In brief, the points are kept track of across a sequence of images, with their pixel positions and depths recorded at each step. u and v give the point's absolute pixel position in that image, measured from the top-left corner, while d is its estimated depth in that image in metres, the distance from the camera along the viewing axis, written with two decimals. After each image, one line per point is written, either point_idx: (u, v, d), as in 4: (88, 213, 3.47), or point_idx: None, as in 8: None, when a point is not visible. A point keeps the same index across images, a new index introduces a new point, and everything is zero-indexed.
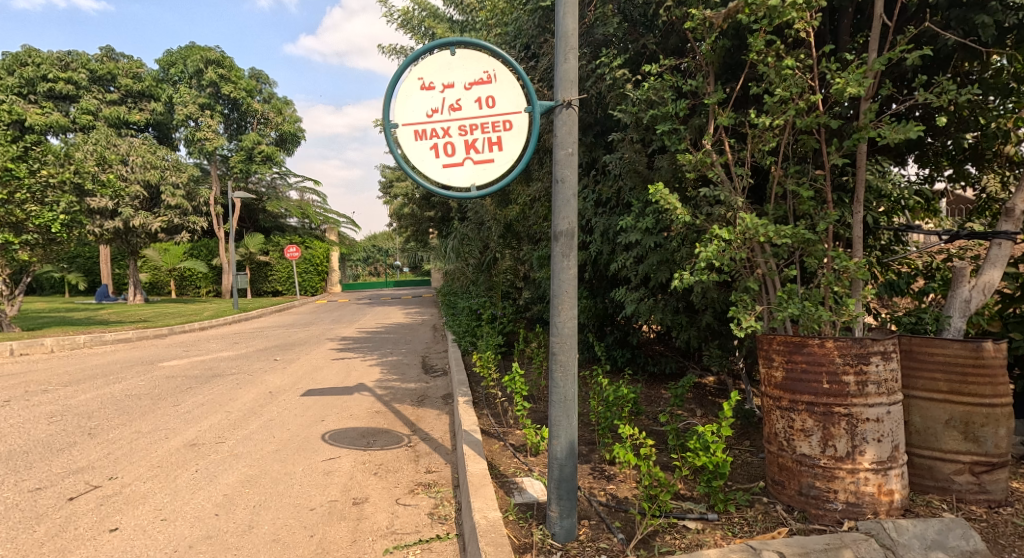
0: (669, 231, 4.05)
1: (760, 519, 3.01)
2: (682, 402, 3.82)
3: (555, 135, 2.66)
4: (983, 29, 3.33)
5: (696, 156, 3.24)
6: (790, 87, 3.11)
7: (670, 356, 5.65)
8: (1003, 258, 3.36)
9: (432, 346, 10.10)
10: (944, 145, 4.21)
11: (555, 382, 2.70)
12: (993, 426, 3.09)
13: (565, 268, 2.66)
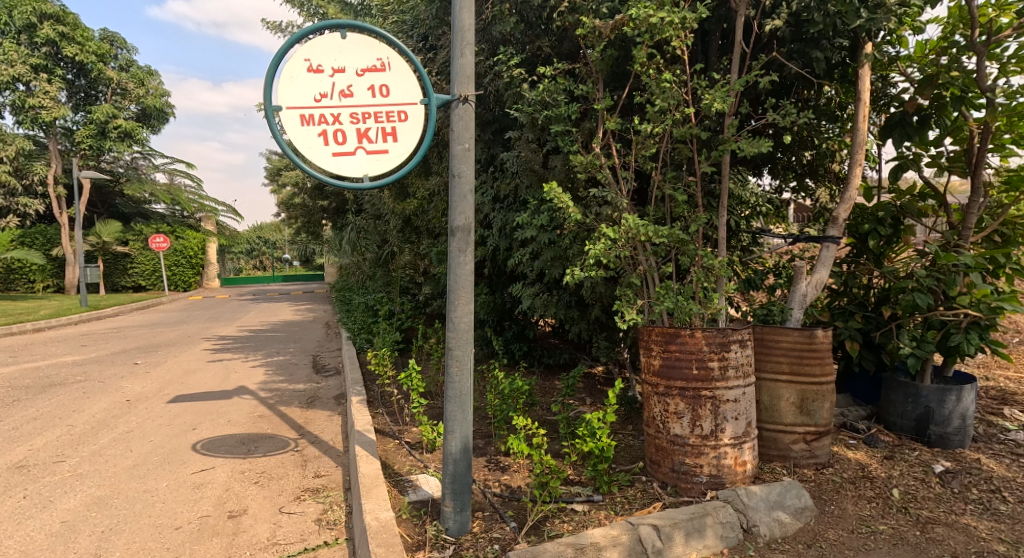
0: (562, 229, 4.38)
1: (638, 497, 3.39)
2: (573, 391, 3.97)
3: (453, 130, 2.85)
4: (816, 63, 3.73)
5: (587, 158, 3.53)
6: (668, 99, 3.35)
7: (565, 348, 6.01)
8: (830, 258, 4.01)
9: (324, 344, 9.93)
10: (790, 160, 4.74)
11: (451, 377, 2.91)
12: (821, 400, 3.69)
13: (461, 262, 2.86)
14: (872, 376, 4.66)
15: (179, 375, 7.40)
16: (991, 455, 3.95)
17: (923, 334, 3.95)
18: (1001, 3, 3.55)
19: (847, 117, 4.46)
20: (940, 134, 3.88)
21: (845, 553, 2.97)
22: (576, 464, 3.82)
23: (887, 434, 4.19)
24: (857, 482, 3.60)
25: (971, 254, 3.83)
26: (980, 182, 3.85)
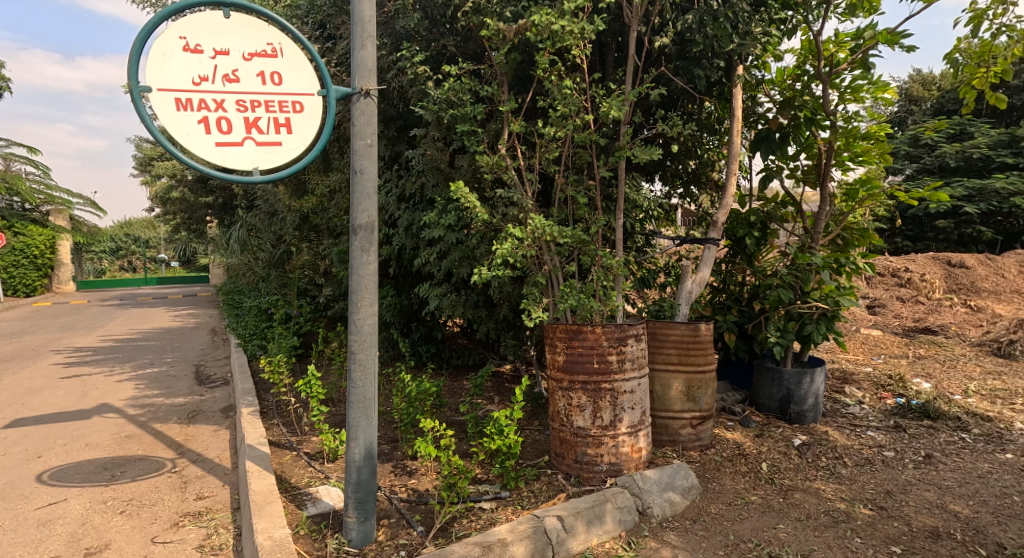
0: (469, 229, 4.51)
1: (543, 490, 3.57)
2: (481, 391, 4.11)
3: (353, 123, 2.90)
4: (699, 81, 4.07)
5: (493, 159, 3.61)
6: (569, 105, 3.38)
7: (473, 348, 6.15)
8: (711, 258, 4.43)
9: (208, 353, 9.42)
10: (678, 168, 5.05)
11: (354, 382, 2.95)
12: (705, 387, 4.09)
13: (364, 262, 2.93)
14: (744, 363, 5.19)
15: (21, 396, 6.73)
16: (838, 427, 4.55)
17: (787, 325, 4.49)
18: (840, 40, 4.11)
19: (722, 131, 4.84)
20: (799, 149, 4.45)
21: (724, 524, 3.33)
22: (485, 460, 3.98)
23: (757, 415, 4.69)
24: (734, 459, 4.01)
25: (820, 255, 4.37)
26: (827, 193, 4.38)
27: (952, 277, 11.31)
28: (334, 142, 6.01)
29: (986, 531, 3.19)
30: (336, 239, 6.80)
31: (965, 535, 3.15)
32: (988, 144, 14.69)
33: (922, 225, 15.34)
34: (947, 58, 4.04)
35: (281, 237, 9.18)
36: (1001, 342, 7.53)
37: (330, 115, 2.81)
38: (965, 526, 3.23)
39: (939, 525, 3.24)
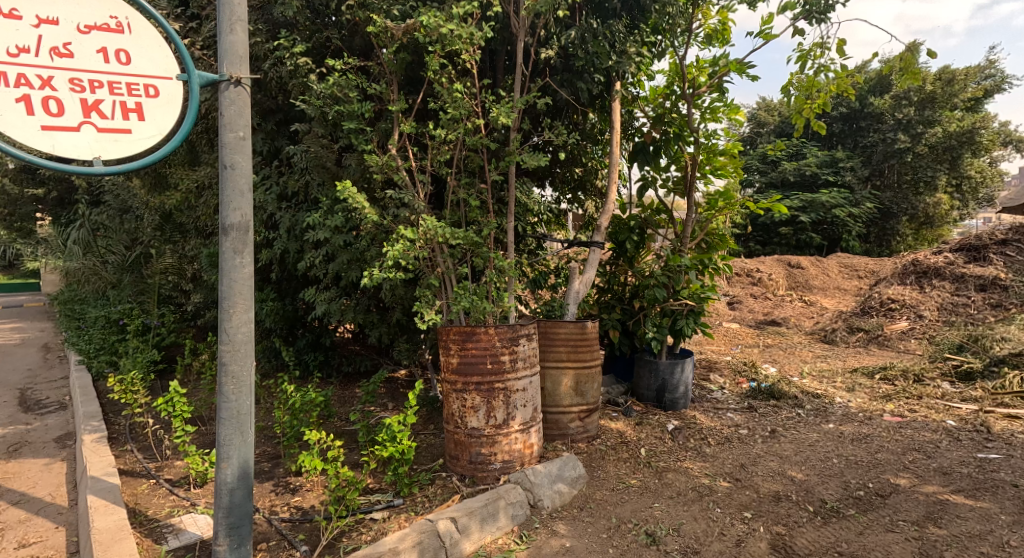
0: (357, 231, 4.45)
1: (438, 493, 3.63)
2: (373, 398, 4.17)
3: (223, 113, 2.42)
4: (583, 94, 4.32)
5: (382, 159, 3.58)
6: (459, 108, 3.40)
7: (365, 354, 6.04)
8: (596, 260, 4.71)
9: (39, 374, 8.32)
10: (565, 174, 5.30)
11: (225, 396, 2.48)
12: (592, 381, 4.36)
13: (237, 265, 2.45)
14: (626, 357, 5.58)
15: None
16: (703, 411, 5.03)
17: (661, 320, 4.88)
18: (701, 65, 4.56)
19: (603, 143, 5.19)
20: (669, 161, 4.88)
21: (608, 508, 3.58)
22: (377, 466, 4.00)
23: (636, 404, 5.05)
24: (617, 447, 4.31)
25: (687, 256, 4.82)
26: (693, 202, 4.84)
27: (791, 276, 12.80)
28: (202, 132, 5.52)
29: (815, 491, 3.73)
30: (204, 240, 6.27)
31: (801, 497, 3.67)
32: (817, 164, 17.01)
33: (771, 232, 17.26)
34: (785, 89, 4.65)
35: (138, 239, 8.41)
36: (828, 332, 8.69)
37: (194, 104, 2.21)
38: (800, 489, 3.75)
39: (781, 490, 3.73)
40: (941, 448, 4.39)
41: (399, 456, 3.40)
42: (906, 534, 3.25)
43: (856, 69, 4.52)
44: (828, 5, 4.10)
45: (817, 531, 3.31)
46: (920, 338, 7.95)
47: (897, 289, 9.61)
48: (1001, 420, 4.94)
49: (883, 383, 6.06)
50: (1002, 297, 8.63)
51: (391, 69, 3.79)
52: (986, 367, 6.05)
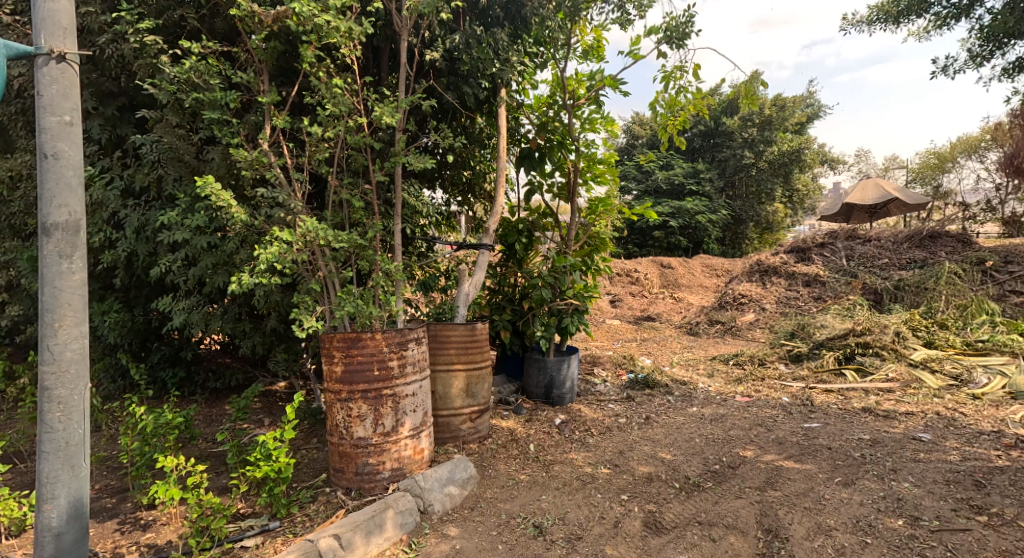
0: (223, 232, 4.11)
1: (321, 510, 3.45)
2: (245, 415, 3.69)
3: (41, 92, 2.40)
4: (468, 98, 4.35)
5: (251, 154, 3.35)
6: (339, 105, 3.29)
7: (236, 368, 5.52)
8: (485, 262, 4.75)
9: None
10: (454, 174, 5.26)
11: (53, 423, 2.47)
12: (482, 382, 4.40)
13: (67, 269, 2.46)
14: (516, 355, 5.66)
15: None
16: (587, 404, 5.24)
17: (549, 320, 5.04)
18: (579, 78, 4.73)
19: (491, 148, 5.25)
20: (553, 168, 5.04)
21: (498, 505, 3.62)
22: (250, 490, 3.70)
23: (526, 402, 5.15)
24: (508, 445, 4.36)
25: (571, 258, 5.00)
26: (575, 208, 5.01)
27: (663, 275, 13.65)
28: (16, 113, 4.71)
29: (680, 468, 4.04)
30: (24, 242, 5.38)
31: (668, 475, 3.95)
32: (682, 174, 18.29)
33: (645, 234, 18.04)
34: (652, 107, 4.99)
35: None
36: (693, 325, 9.39)
37: None
38: (669, 468, 4.04)
39: (653, 471, 3.99)
40: (778, 422, 4.92)
41: (275, 475, 3.18)
42: (752, 499, 3.63)
43: (709, 92, 5.06)
44: (688, 32, 4.45)
45: (683, 505, 3.59)
46: (763, 328, 8.88)
47: (746, 286, 10.59)
48: (821, 394, 5.65)
49: (735, 368, 6.71)
50: (821, 291, 9.94)
51: (262, 58, 3.53)
52: (811, 349, 6.90)
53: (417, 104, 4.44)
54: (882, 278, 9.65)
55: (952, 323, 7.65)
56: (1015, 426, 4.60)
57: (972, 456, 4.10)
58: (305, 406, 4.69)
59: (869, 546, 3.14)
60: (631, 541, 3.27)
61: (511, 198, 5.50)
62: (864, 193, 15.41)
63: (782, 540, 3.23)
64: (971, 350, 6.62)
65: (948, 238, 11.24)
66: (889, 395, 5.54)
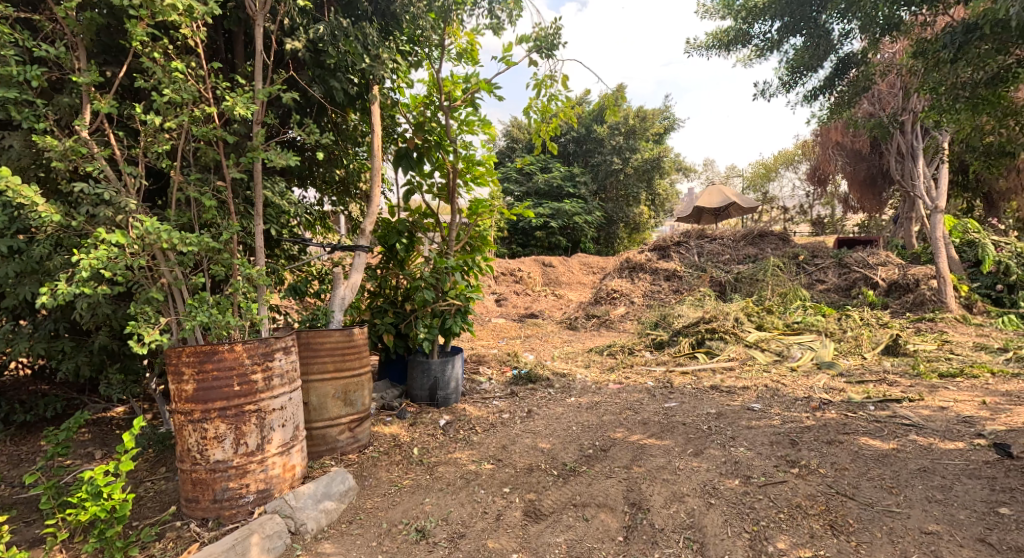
0: (31, 234, 3.49)
1: (170, 547, 3.08)
2: (66, 450, 3.20)
3: None
4: (337, 93, 4.10)
5: (65, 144, 2.90)
6: (180, 91, 2.96)
7: (55, 394, 4.44)
8: (362, 264, 4.46)
9: None
10: (327, 173, 4.86)
11: None
12: (360, 390, 4.15)
13: None
14: (401, 359, 5.44)
15: None
16: (472, 402, 5.18)
17: (432, 321, 4.88)
18: (455, 80, 4.67)
19: (366, 145, 4.99)
20: (432, 167, 4.91)
21: (378, 515, 3.43)
22: (72, 536, 3.15)
23: (410, 405, 4.98)
24: (390, 452, 4.16)
25: (453, 259, 4.90)
26: (455, 208, 4.89)
27: (546, 274, 13.96)
28: None
29: (557, 456, 4.08)
30: None
31: (547, 464, 3.98)
32: (561, 176, 18.69)
33: (528, 234, 18.35)
34: (526, 112, 5.03)
35: None
36: (572, 320, 9.64)
37: None
38: (547, 457, 4.07)
39: (533, 462, 4.00)
40: (643, 404, 5.16)
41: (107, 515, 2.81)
42: (620, 477, 3.75)
43: (577, 101, 5.22)
44: (556, 43, 4.53)
45: (560, 490, 3.63)
46: (633, 319, 9.35)
47: (617, 281, 11.02)
48: (680, 376, 6.03)
49: (608, 357, 6.98)
50: (679, 284, 10.68)
51: (75, 30, 3.05)
52: (671, 336, 7.36)
53: (277, 96, 4.11)
54: (725, 272, 10.64)
55: (778, 308, 8.64)
56: (821, 392, 5.28)
57: (788, 419, 4.61)
58: (149, 431, 4.11)
59: (713, 507, 3.39)
60: (511, 532, 3.27)
61: (391, 200, 5.29)
62: (713, 196, 16.70)
63: (644, 511, 3.39)
64: (789, 330, 7.52)
65: (773, 237, 12.35)
66: (730, 373, 6.07)
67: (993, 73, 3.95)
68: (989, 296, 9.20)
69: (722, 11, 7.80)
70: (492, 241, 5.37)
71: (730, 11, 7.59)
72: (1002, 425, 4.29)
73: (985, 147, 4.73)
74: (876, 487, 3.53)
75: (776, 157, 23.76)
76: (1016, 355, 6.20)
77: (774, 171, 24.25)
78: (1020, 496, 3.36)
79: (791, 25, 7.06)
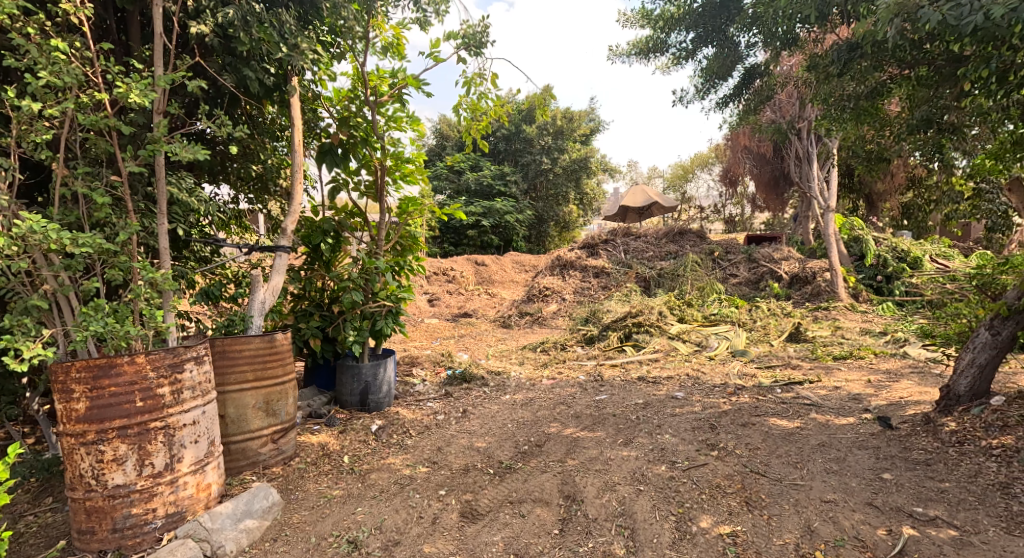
0: None
1: None
2: None
3: None
4: (251, 83, 3.80)
5: None
6: (62, 74, 2.65)
7: None
8: (283, 265, 4.17)
9: None
10: (241, 167, 4.43)
11: None
12: (284, 399, 3.85)
13: None
14: (329, 364, 5.16)
15: None
16: (406, 405, 4.99)
17: (361, 323, 4.67)
18: (381, 75, 4.46)
19: (286, 140, 4.69)
20: (358, 165, 4.68)
21: (305, 529, 3.21)
22: None
23: (340, 412, 4.72)
24: (319, 462, 3.92)
25: (383, 259, 4.69)
26: (384, 207, 4.70)
27: (479, 274, 13.81)
28: None
29: (493, 454, 3.99)
30: None
31: (484, 463, 3.87)
32: (491, 176, 18.62)
33: (460, 233, 18.10)
34: (455, 110, 4.89)
35: None
36: (505, 318, 9.57)
37: None
38: (483, 456, 3.97)
39: (469, 462, 3.88)
40: (575, 398, 5.14)
41: None
42: (555, 471, 3.70)
43: (507, 100, 5.13)
44: (484, 42, 4.42)
45: (496, 489, 3.54)
46: (564, 316, 9.40)
47: (549, 278, 11.01)
48: (609, 369, 6.08)
49: (542, 354, 6.95)
50: (608, 281, 10.81)
51: None
52: (600, 331, 7.41)
53: (182, 85, 3.78)
54: (650, 268, 10.89)
55: (696, 301, 8.94)
56: (735, 378, 5.48)
57: (708, 405, 4.73)
58: (32, 458, 3.67)
59: (642, 493, 3.38)
60: (448, 534, 3.14)
61: (314, 198, 5.02)
62: (636, 197, 17.12)
63: (579, 503, 3.34)
64: (707, 321, 7.79)
65: (693, 234, 12.80)
66: (655, 364, 6.19)
67: (872, 87, 4.22)
68: (874, 287, 9.94)
69: (642, 19, 7.90)
70: (424, 240, 5.19)
71: (650, 20, 7.69)
72: (885, 400, 4.63)
73: (862, 156, 5.06)
74: (784, 464, 3.66)
75: (692, 159, 24.79)
76: (896, 337, 6.70)
77: (691, 172, 25.26)
78: (900, 462, 3.58)
79: (703, 36, 7.19)
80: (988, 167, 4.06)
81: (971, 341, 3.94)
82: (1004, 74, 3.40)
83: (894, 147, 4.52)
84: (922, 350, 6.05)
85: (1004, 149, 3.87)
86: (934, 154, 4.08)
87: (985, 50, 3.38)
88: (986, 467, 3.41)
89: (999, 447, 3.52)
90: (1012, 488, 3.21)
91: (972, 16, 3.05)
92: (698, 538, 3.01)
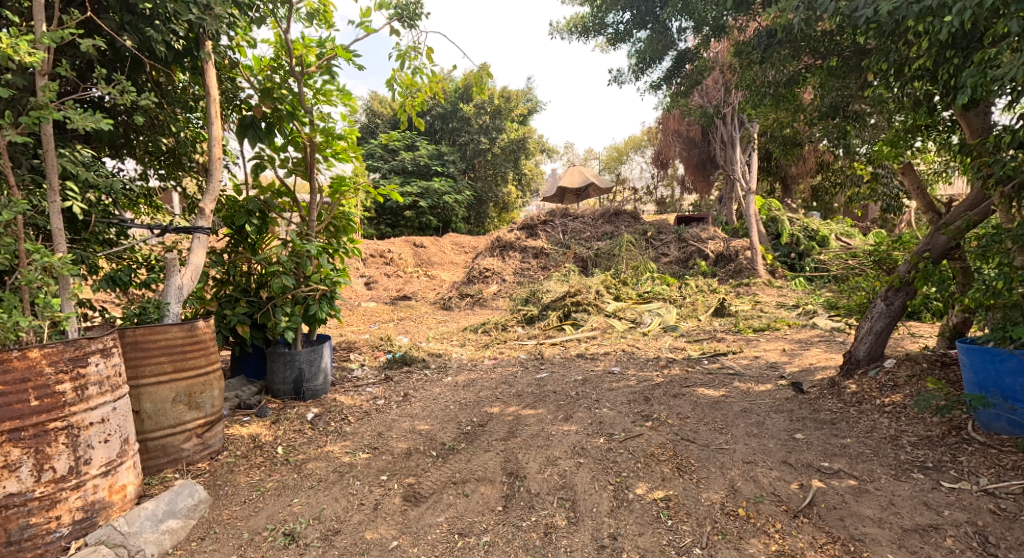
0: None
1: None
2: None
3: None
4: (155, 45, 3.46)
5: None
6: None
7: None
8: (202, 247, 3.82)
9: None
10: (145, 142, 4.07)
11: None
12: (209, 391, 3.55)
13: None
14: (258, 353, 4.85)
15: None
16: (343, 392, 4.75)
17: (293, 309, 4.37)
18: (307, 44, 4.15)
19: (200, 111, 4.32)
20: (284, 141, 4.33)
21: (237, 525, 3.00)
22: None
23: (271, 402, 4.42)
24: (249, 455, 3.67)
25: (314, 242, 4.38)
26: (314, 184, 4.39)
27: (418, 256, 13.49)
28: None
29: (436, 436, 3.87)
30: None
31: (426, 445, 3.75)
32: (427, 155, 18.19)
33: (397, 214, 17.62)
34: (388, 84, 4.62)
35: None
36: (445, 299, 9.36)
37: None
38: (426, 439, 3.84)
39: (411, 445, 3.75)
40: (517, 377, 5.08)
41: None
42: (498, 449, 3.63)
43: (444, 76, 4.88)
44: (418, 14, 4.19)
45: (439, 470, 3.42)
46: (505, 297, 9.30)
47: (488, 259, 10.87)
48: (550, 348, 6.05)
49: (483, 335, 6.84)
50: (547, 261, 10.77)
51: None
52: (540, 310, 7.36)
53: (73, 45, 3.41)
54: (587, 248, 10.94)
55: (631, 279, 9.05)
56: (667, 352, 5.58)
57: (642, 379, 4.77)
58: None
59: (582, 466, 3.35)
60: (391, 519, 3.01)
61: (236, 175, 4.63)
62: (573, 179, 17.15)
63: (522, 479, 3.27)
64: (641, 299, 7.90)
65: (626, 215, 12.96)
66: (593, 341, 6.22)
67: (790, 75, 4.28)
68: (788, 263, 10.38)
69: None
70: (358, 222, 4.90)
71: None
72: (797, 367, 4.81)
73: (779, 141, 5.15)
74: (711, 430, 3.71)
75: (625, 141, 25.18)
76: (805, 309, 6.98)
77: (625, 154, 25.71)
78: (812, 423, 3.71)
79: (638, 18, 7.13)
80: (885, 152, 4.20)
81: (870, 310, 4.09)
82: (900, 66, 3.47)
83: (809, 131, 4.61)
84: (828, 321, 6.34)
85: (898, 136, 4.06)
86: (841, 139, 4.43)
87: (885, 43, 3.45)
88: (879, 423, 3.57)
89: (890, 404, 3.68)
90: (901, 439, 3.37)
91: (866, 10, 3.15)
92: (634, 504, 2.99)
